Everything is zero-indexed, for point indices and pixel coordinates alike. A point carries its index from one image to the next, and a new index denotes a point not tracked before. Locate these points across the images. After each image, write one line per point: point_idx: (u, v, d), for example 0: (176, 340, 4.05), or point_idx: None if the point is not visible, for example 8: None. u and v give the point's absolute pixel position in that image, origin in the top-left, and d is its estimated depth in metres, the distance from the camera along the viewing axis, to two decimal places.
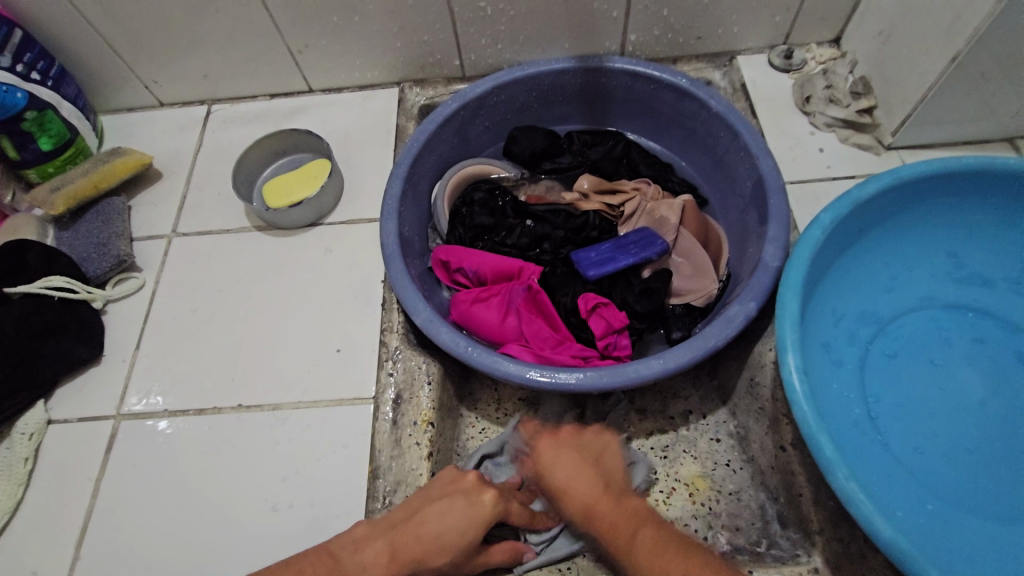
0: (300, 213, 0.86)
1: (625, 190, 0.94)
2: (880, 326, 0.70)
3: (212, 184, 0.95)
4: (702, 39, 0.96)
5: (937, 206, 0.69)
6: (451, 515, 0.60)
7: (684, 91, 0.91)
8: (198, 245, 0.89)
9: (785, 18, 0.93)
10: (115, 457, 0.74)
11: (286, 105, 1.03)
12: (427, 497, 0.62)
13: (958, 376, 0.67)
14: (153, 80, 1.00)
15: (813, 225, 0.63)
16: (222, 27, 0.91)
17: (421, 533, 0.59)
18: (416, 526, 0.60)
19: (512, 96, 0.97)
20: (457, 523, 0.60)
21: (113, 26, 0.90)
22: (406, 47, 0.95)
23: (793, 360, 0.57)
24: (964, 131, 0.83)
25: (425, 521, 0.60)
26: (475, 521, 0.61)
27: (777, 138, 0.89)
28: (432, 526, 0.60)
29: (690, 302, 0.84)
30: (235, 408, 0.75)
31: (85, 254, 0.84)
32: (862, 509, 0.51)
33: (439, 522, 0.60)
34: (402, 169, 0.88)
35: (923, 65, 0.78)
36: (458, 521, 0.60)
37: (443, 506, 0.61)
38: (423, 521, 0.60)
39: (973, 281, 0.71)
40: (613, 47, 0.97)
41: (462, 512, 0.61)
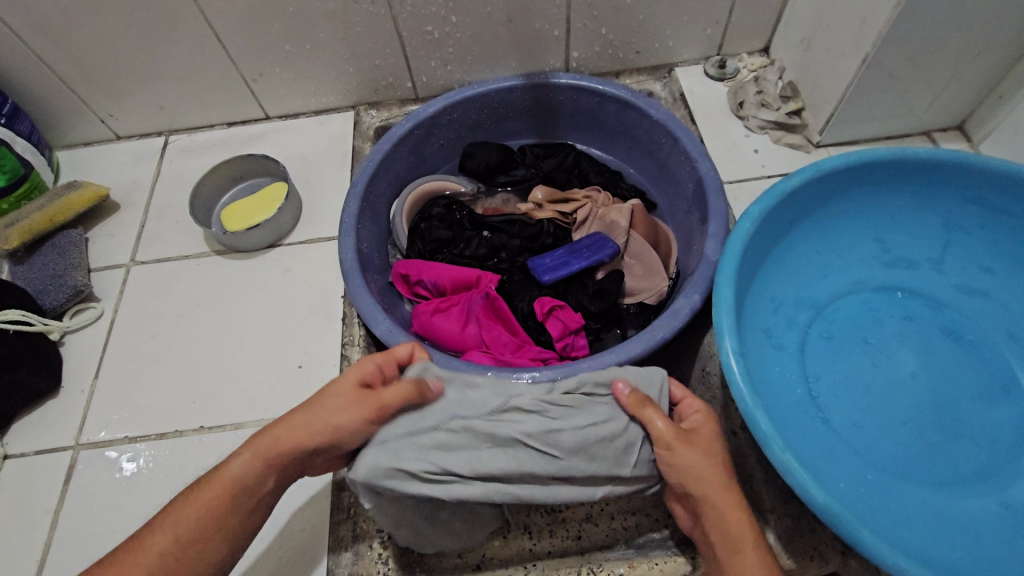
0: (259, 236, 0.87)
1: (577, 198, 0.98)
2: (817, 310, 0.74)
3: (171, 212, 0.96)
4: (641, 54, 1.02)
5: (860, 195, 0.74)
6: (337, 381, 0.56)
7: (627, 102, 0.95)
8: (157, 273, 0.89)
9: (716, 31, 0.99)
10: (74, 487, 0.73)
11: (242, 133, 1.05)
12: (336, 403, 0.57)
13: (892, 353, 0.71)
14: (109, 113, 1.01)
15: (743, 218, 0.67)
16: (176, 59, 0.94)
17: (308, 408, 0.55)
18: (303, 418, 0.54)
19: (463, 114, 1.01)
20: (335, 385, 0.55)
21: (65, 61, 0.91)
22: (359, 72, 0.99)
23: (730, 344, 0.60)
24: (883, 127, 0.89)
25: (312, 412, 0.54)
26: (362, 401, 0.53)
27: (715, 142, 0.94)
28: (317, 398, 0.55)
29: (643, 301, 0.87)
30: (196, 431, 0.75)
31: (40, 287, 0.83)
32: (798, 478, 0.53)
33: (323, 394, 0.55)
34: (358, 188, 0.90)
35: (839, 68, 0.84)
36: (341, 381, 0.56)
37: (335, 402, 0.54)
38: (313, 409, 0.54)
39: (900, 264, 0.76)
40: (558, 64, 1.02)
41: (348, 400, 0.54)
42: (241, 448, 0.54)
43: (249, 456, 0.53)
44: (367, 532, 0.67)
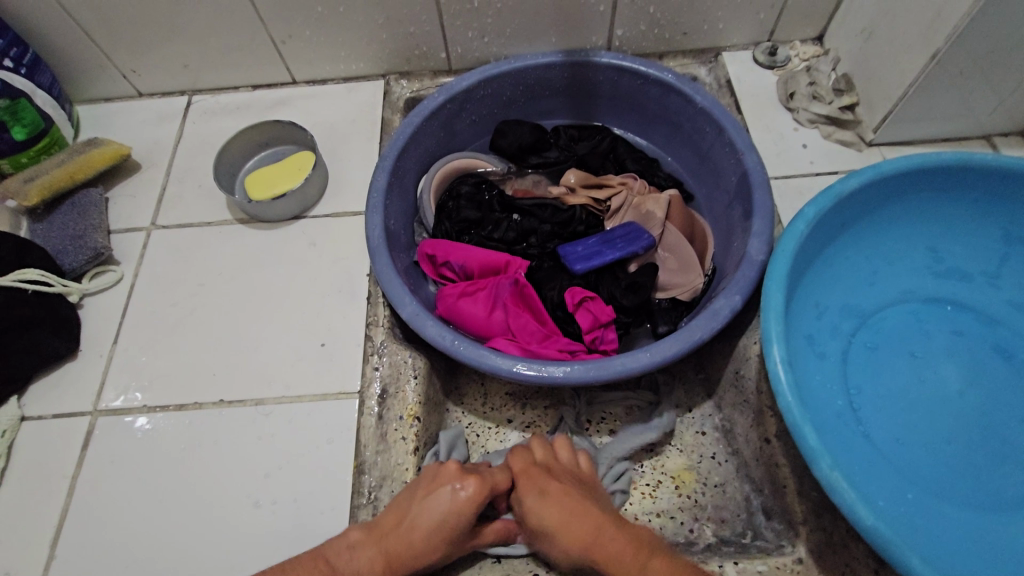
0: (284, 206, 0.85)
1: (612, 184, 0.94)
2: (862, 319, 0.71)
3: (193, 176, 0.93)
4: (688, 35, 0.97)
5: (918, 201, 0.70)
6: (435, 505, 0.60)
7: (671, 87, 0.91)
8: (178, 238, 0.87)
9: (770, 15, 0.94)
10: (91, 454, 0.72)
11: (269, 97, 1.01)
12: (412, 497, 0.62)
13: (938, 368, 0.68)
14: (131, 69, 0.97)
15: (797, 218, 0.64)
16: (203, 16, 0.90)
17: (413, 525, 0.59)
18: (408, 530, 0.59)
19: (498, 90, 0.97)
20: (438, 510, 0.59)
21: (89, 14, 0.88)
22: (392, 39, 0.94)
23: (777, 352, 0.57)
24: (942, 128, 0.85)
25: (415, 523, 0.59)
26: (463, 509, 0.60)
27: (762, 134, 0.90)
28: (425, 518, 0.59)
29: (675, 296, 0.84)
30: (216, 404, 0.74)
31: (60, 247, 0.82)
32: (844, 497, 0.51)
33: (431, 510, 0.59)
34: (387, 163, 0.87)
35: (904, 62, 0.79)
36: (439, 507, 0.59)
37: (432, 506, 0.59)
38: (417, 515, 0.59)
39: (952, 275, 0.73)
40: (600, 42, 0.97)
41: (444, 508, 0.59)
42: (360, 543, 0.59)
43: (370, 551, 0.59)
44: None
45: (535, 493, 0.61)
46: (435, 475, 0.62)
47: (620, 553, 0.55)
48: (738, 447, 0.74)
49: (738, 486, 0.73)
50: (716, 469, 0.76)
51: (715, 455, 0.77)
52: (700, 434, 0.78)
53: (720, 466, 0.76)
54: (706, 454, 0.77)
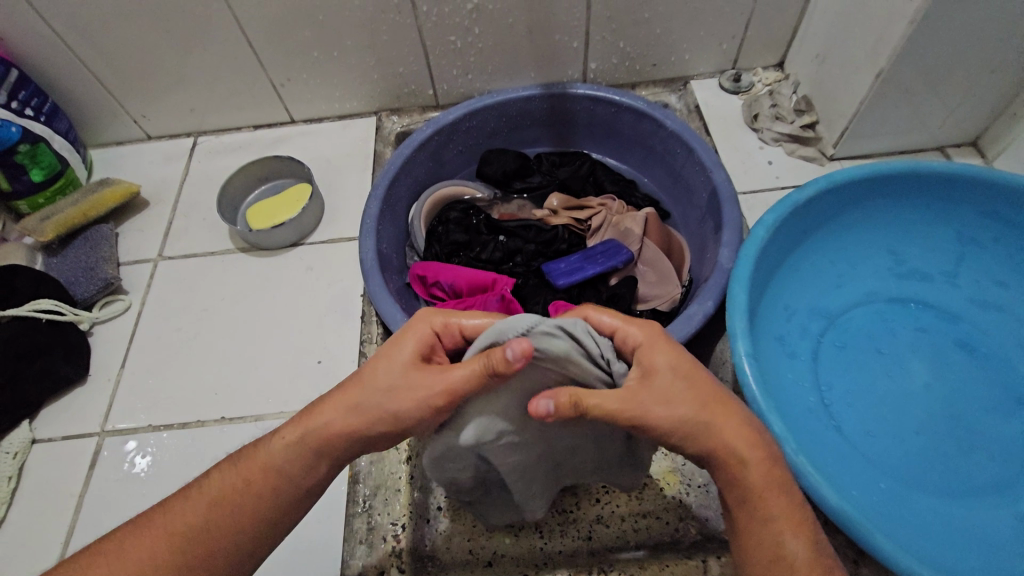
0: (282, 234, 0.90)
1: (592, 205, 1.00)
2: (830, 319, 0.75)
3: (197, 210, 0.99)
4: (658, 66, 1.04)
5: (874, 207, 0.75)
6: (384, 365, 0.49)
7: (643, 113, 0.97)
8: (183, 268, 0.92)
9: (732, 45, 1.01)
10: (98, 473, 0.75)
11: (269, 136, 1.08)
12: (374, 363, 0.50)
13: (904, 364, 0.72)
14: (142, 115, 1.05)
15: (758, 225, 0.69)
16: (209, 63, 0.97)
17: (366, 383, 0.49)
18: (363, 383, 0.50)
19: (482, 122, 1.03)
20: (393, 370, 0.48)
21: (104, 65, 0.96)
22: (383, 79, 1.02)
23: (743, 347, 0.61)
24: (897, 142, 0.91)
25: (363, 383, 0.49)
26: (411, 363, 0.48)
27: (730, 153, 0.96)
28: (376, 377, 0.49)
29: (656, 307, 0.88)
30: (218, 421, 0.77)
31: (73, 278, 0.87)
32: (810, 481, 0.54)
33: (382, 367, 0.49)
34: (379, 192, 0.92)
35: (854, 83, 0.85)
36: (396, 361, 0.49)
37: (381, 366, 0.49)
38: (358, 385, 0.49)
39: (913, 276, 0.77)
40: (576, 75, 1.04)
41: (395, 361, 0.49)
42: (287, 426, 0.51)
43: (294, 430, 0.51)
44: (381, 526, 0.68)
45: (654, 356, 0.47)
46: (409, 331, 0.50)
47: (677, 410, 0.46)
48: None
49: None
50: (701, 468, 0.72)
51: None
52: None
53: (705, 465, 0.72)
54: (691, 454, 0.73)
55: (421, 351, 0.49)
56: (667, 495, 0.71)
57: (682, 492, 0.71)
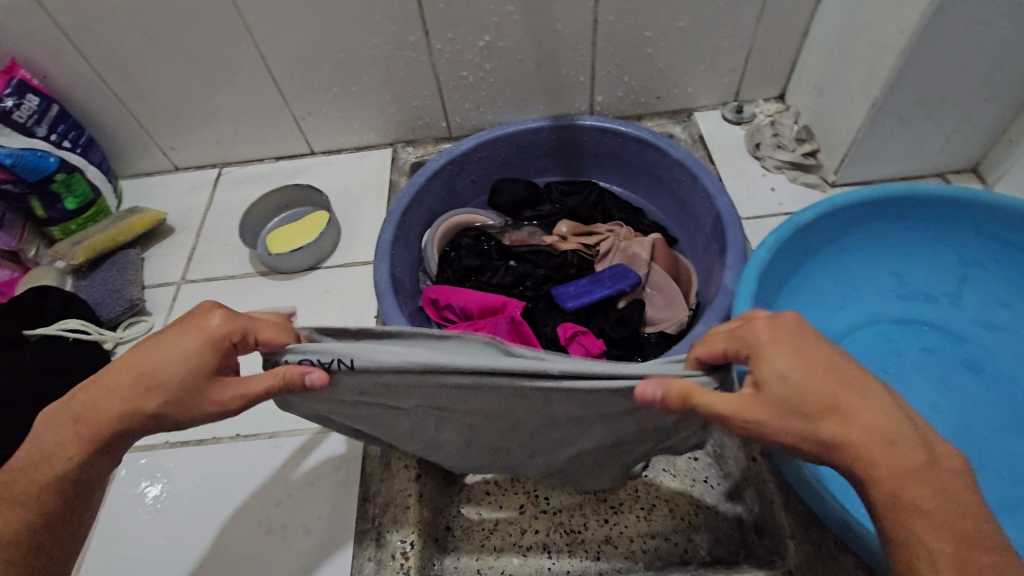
0: (301, 259, 0.94)
1: (600, 231, 1.03)
2: (836, 340, 0.76)
3: (219, 236, 1.03)
4: (662, 99, 1.08)
5: (874, 230, 0.76)
6: (169, 348, 0.46)
7: (648, 142, 1.01)
8: (204, 291, 0.95)
9: (733, 79, 1.05)
10: (115, 489, 0.76)
11: (290, 166, 1.14)
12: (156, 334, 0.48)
13: (912, 384, 0.72)
14: (170, 147, 1.10)
15: (759, 248, 0.70)
16: (235, 98, 1.03)
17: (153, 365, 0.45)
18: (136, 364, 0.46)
19: (494, 152, 1.07)
20: (176, 355, 0.46)
21: (138, 101, 1.02)
22: (399, 112, 1.07)
23: None
24: (897, 168, 0.93)
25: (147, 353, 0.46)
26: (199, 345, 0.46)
27: (734, 180, 0.99)
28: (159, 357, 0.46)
29: (664, 330, 0.90)
30: (233, 438, 0.79)
31: (100, 299, 0.91)
32: None
33: (157, 355, 0.46)
34: (394, 218, 0.96)
35: (851, 112, 0.88)
36: (177, 347, 0.46)
37: (165, 346, 0.46)
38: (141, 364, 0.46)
39: (916, 297, 0.78)
40: (583, 107, 1.09)
41: (178, 346, 0.46)
42: (57, 432, 0.45)
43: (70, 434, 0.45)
44: (391, 542, 0.68)
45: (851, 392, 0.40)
46: (194, 317, 0.48)
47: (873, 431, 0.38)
48: (729, 470, 0.74)
49: (730, 507, 0.73)
50: (709, 492, 0.74)
51: (707, 478, 0.76)
52: (693, 460, 0.77)
53: (713, 489, 0.75)
54: (698, 478, 0.76)
55: (210, 332, 0.47)
56: (676, 516, 0.73)
57: (690, 514, 0.73)
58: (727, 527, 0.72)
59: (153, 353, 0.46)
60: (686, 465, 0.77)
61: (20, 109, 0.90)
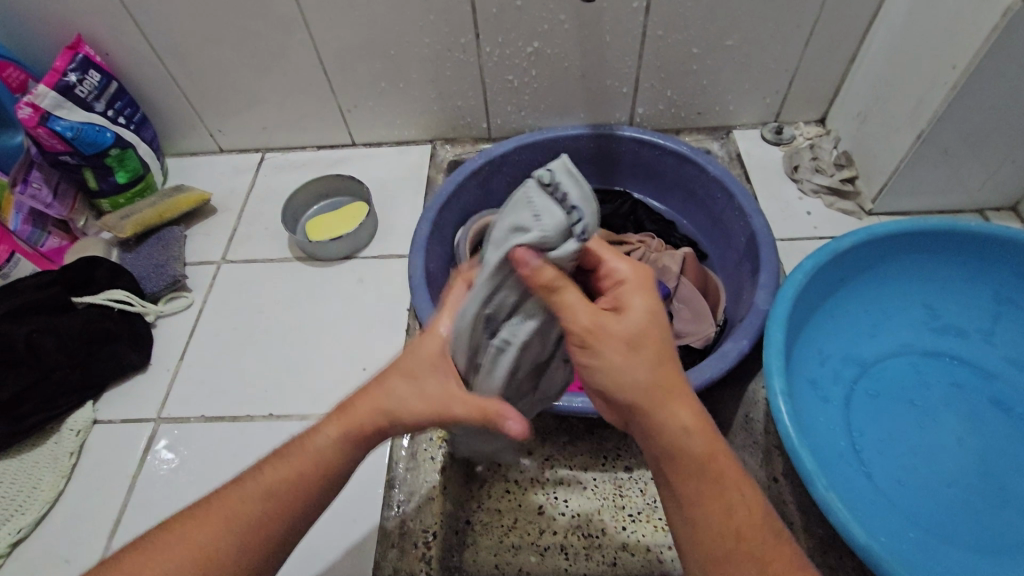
0: (338, 247, 0.96)
1: (631, 242, 1.03)
2: (864, 367, 0.77)
3: (260, 220, 1.06)
4: (702, 115, 1.09)
5: (910, 261, 0.77)
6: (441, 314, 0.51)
7: (686, 157, 1.02)
8: (243, 272, 0.98)
9: (775, 100, 1.06)
10: (150, 457, 0.79)
11: (331, 156, 1.16)
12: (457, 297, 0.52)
13: (938, 417, 0.72)
14: (217, 129, 1.13)
15: (796, 270, 0.71)
16: (284, 87, 1.06)
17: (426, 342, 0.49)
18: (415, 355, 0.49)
19: (531, 156, 1.09)
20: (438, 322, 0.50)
21: (192, 83, 1.05)
22: (442, 111, 1.09)
23: (778, 385, 0.63)
24: (935, 201, 0.93)
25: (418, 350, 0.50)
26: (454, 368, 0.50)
27: (769, 201, 0.99)
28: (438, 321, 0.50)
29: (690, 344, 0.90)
30: (265, 417, 0.81)
31: (144, 273, 0.94)
32: (839, 517, 0.55)
33: (438, 323, 0.50)
34: (432, 214, 0.98)
35: (894, 142, 0.89)
36: (449, 309, 0.51)
37: (444, 315, 0.50)
38: (393, 382, 0.48)
39: (948, 332, 0.78)
40: (623, 118, 1.10)
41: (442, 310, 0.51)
42: (325, 419, 0.49)
43: (337, 425, 0.49)
44: (414, 531, 0.71)
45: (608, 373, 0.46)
46: (449, 291, 0.53)
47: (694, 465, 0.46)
48: None
49: None
50: None
51: None
52: None
53: None
54: None
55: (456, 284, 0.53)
56: None
57: None
58: None
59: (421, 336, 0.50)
60: None
61: (82, 84, 0.93)
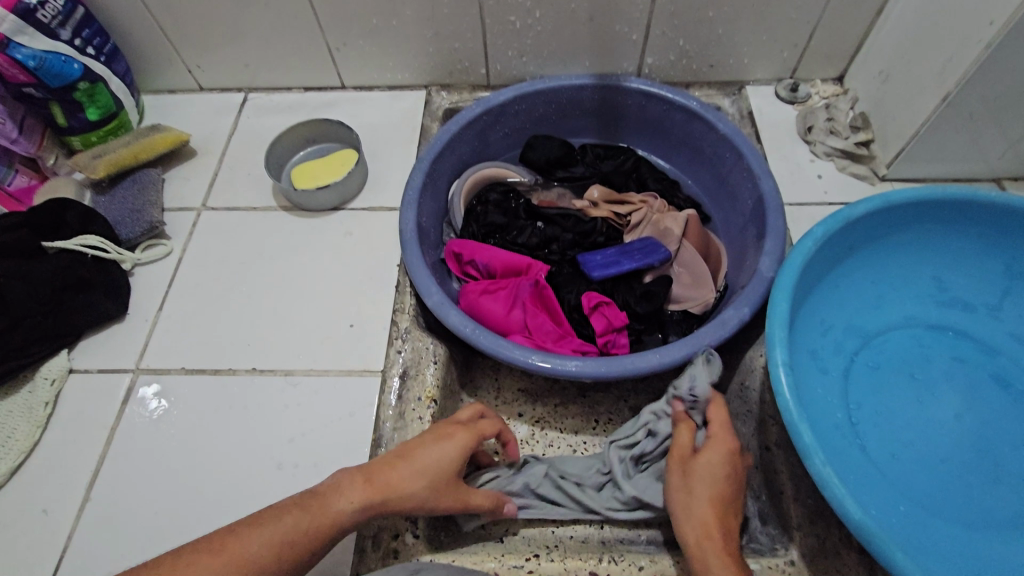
0: (325, 197, 0.91)
1: (633, 201, 1.00)
2: (866, 339, 0.75)
3: (243, 165, 1.00)
4: (714, 68, 1.03)
5: (924, 232, 0.74)
6: (439, 449, 0.60)
7: (695, 113, 0.96)
8: (225, 220, 0.93)
9: (793, 54, 0.99)
10: (129, 408, 0.77)
11: (319, 99, 1.09)
12: (434, 432, 0.62)
13: (937, 391, 0.71)
14: (196, 65, 1.06)
15: (806, 236, 0.68)
16: (267, 20, 0.98)
17: (427, 463, 0.59)
18: (413, 454, 0.60)
19: (532, 107, 1.03)
20: (443, 455, 0.60)
21: (166, 12, 0.96)
22: (438, 53, 1.02)
23: (780, 356, 0.61)
24: (952, 169, 0.89)
25: (418, 454, 0.60)
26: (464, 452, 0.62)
27: (779, 163, 0.95)
28: (430, 460, 0.59)
29: (688, 309, 0.88)
30: (249, 372, 0.79)
31: (119, 219, 0.89)
32: (835, 492, 0.54)
33: (435, 456, 0.60)
34: (425, 164, 0.93)
35: (916, 103, 0.84)
36: (442, 453, 0.60)
37: (435, 448, 0.60)
38: (415, 456, 0.59)
39: (954, 305, 0.76)
40: (630, 68, 1.03)
41: (440, 454, 0.60)
42: (350, 484, 0.56)
43: (360, 492, 0.56)
44: None
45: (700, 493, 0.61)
46: (443, 431, 0.62)
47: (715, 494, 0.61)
48: None
49: None
50: None
51: None
52: None
53: None
54: None
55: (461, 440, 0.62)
56: None
57: None
58: None
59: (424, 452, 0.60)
60: None
61: (46, 8, 0.85)
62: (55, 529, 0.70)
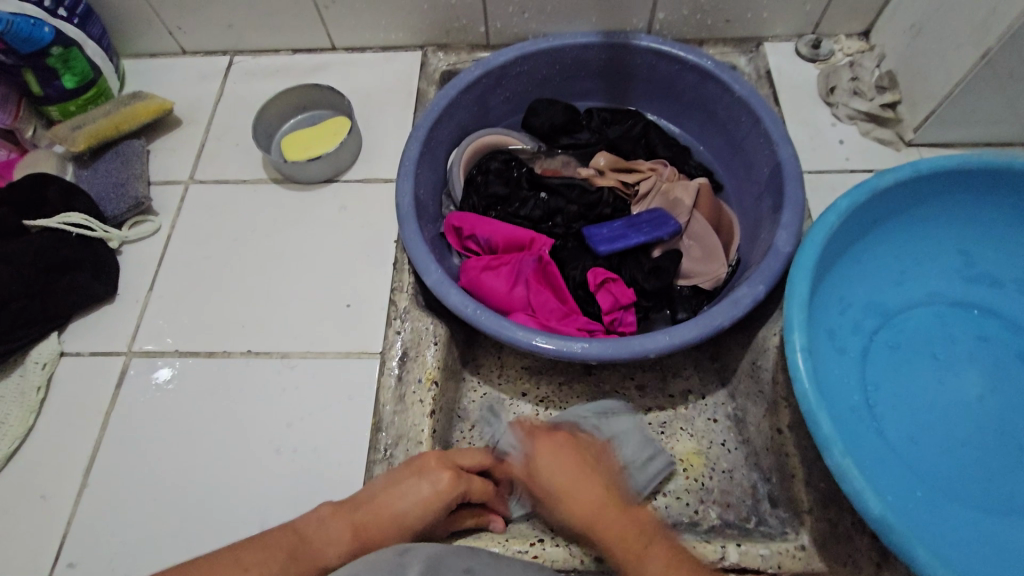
0: (317, 169, 0.86)
1: (641, 169, 0.94)
2: (886, 317, 0.71)
3: (230, 135, 0.95)
4: (731, 23, 0.96)
5: (953, 203, 0.69)
6: (408, 496, 0.60)
7: (710, 74, 0.90)
8: (214, 194, 0.89)
9: (817, 7, 0.92)
10: (124, 392, 0.75)
11: (308, 61, 1.03)
12: (406, 470, 0.63)
13: (958, 371, 0.68)
14: (177, 26, 0.99)
15: (828, 211, 0.63)
16: None
17: (391, 513, 0.59)
18: (383, 502, 0.60)
19: (534, 68, 0.96)
20: (412, 504, 0.60)
21: None
22: (433, 10, 0.95)
23: (798, 340, 0.58)
24: (984, 132, 0.83)
25: (386, 500, 0.60)
26: (434, 504, 0.60)
27: (798, 127, 0.89)
28: (399, 507, 0.60)
29: (697, 285, 0.84)
30: (244, 354, 0.77)
31: (103, 194, 0.85)
32: (853, 484, 0.52)
33: (405, 504, 0.60)
34: (421, 132, 0.87)
35: (951, 61, 0.77)
36: (413, 500, 0.60)
37: (405, 492, 0.60)
38: (383, 506, 0.60)
39: (981, 280, 0.72)
40: (640, 25, 0.96)
41: (416, 499, 0.60)
42: (330, 520, 0.59)
43: (344, 541, 0.58)
44: None
45: (564, 473, 0.60)
46: (415, 466, 0.63)
47: (621, 531, 0.55)
48: (749, 437, 0.76)
49: (746, 473, 0.75)
50: (725, 455, 0.77)
51: (725, 442, 0.78)
52: (712, 421, 0.79)
53: (729, 453, 0.77)
54: (716, 441, 0.77)
55: (438, 485, 0.61)
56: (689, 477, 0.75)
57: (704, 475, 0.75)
58: (740, 493, 0.74)
59: (396, 500, 0.60)
60: (704, 426, 0.79)
61: None
62: (55, 514, 0.69)
